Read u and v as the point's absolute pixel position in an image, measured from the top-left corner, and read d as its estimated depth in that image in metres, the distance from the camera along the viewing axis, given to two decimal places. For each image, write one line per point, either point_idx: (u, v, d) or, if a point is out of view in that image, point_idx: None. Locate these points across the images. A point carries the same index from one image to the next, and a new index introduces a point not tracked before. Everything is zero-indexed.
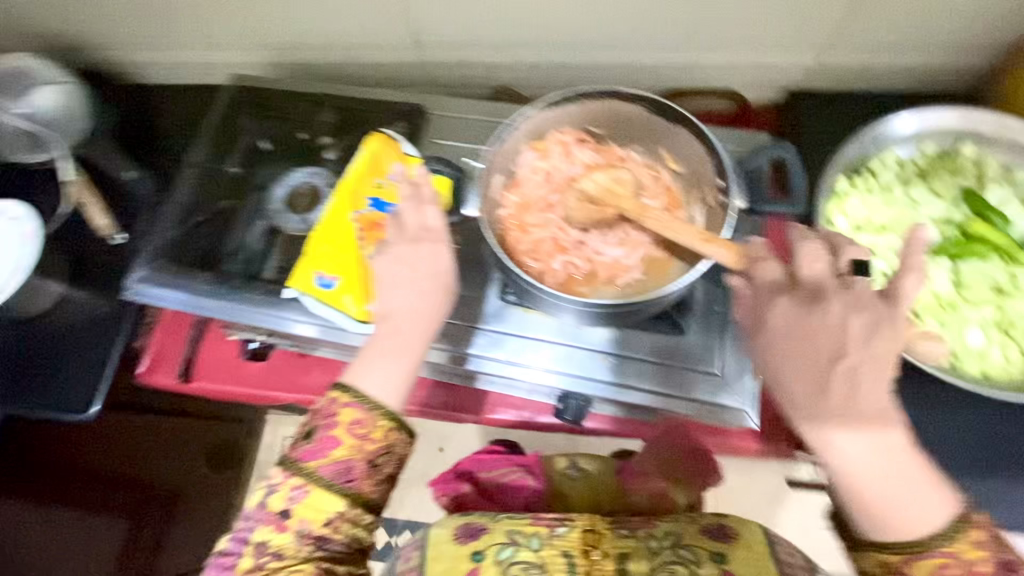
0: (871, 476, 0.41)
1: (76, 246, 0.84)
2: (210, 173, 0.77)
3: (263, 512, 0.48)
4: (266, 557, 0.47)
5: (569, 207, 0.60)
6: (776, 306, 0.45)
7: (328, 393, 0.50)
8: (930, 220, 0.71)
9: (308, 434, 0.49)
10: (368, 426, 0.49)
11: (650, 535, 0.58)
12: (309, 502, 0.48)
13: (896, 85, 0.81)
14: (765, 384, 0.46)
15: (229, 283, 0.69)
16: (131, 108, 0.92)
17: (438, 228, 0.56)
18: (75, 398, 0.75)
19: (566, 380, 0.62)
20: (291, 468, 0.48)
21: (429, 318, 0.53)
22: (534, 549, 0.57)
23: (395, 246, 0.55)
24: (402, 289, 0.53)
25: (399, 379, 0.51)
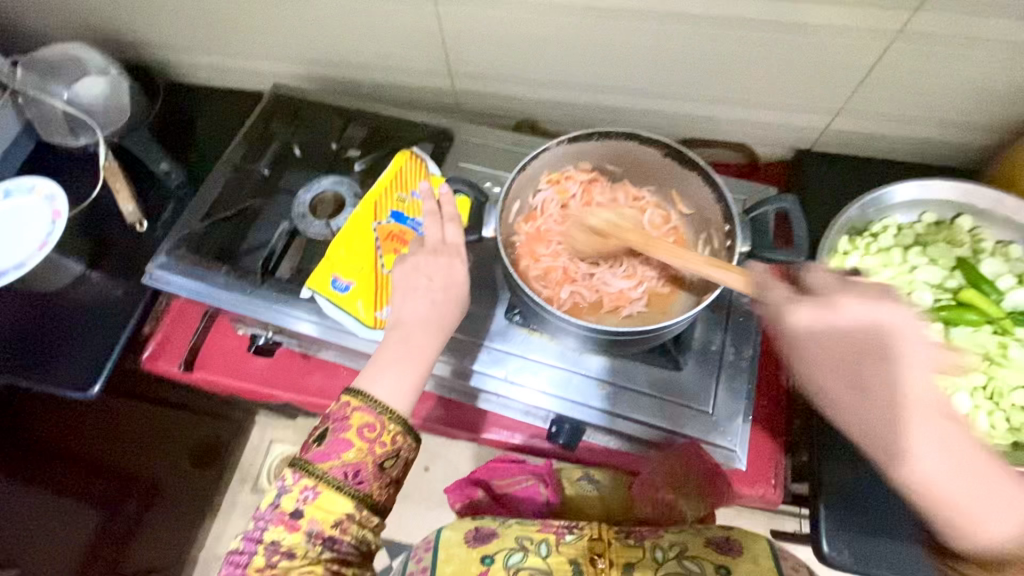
0: (951, 481, 0.39)
1: (100, 229, 0.86)
2: (241, 172, 0.81)
3: (275, 512, 0.49)
4: (276, 556, 0.48)
5: (553, 214, 0.64)
6: (798, 313, 0.46)
7: (339, 397, 0.52)
8: (926, 284, 0.74)
9: (321, 437, 0.51)
10: (378, 430, 0.51)
11: (657, 546, 0.60)
12: (320, 503, 0.49)
13: (901, 154, 0.85)
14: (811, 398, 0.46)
15: (245, 277, 0.71)
16: (173, 107, 0.97)
17: (455, 244, 0.58)
18: (77, 376, 0.76)
19: (562, 404, 0.63)
20: (302, 470, 0.49)
21: (439, 328, 0.55)
22: (542, 556, 0.61)
23: (414, 256, 0.58)
24: (417, 298, 0.55)
25: (408, 385, 0.52)
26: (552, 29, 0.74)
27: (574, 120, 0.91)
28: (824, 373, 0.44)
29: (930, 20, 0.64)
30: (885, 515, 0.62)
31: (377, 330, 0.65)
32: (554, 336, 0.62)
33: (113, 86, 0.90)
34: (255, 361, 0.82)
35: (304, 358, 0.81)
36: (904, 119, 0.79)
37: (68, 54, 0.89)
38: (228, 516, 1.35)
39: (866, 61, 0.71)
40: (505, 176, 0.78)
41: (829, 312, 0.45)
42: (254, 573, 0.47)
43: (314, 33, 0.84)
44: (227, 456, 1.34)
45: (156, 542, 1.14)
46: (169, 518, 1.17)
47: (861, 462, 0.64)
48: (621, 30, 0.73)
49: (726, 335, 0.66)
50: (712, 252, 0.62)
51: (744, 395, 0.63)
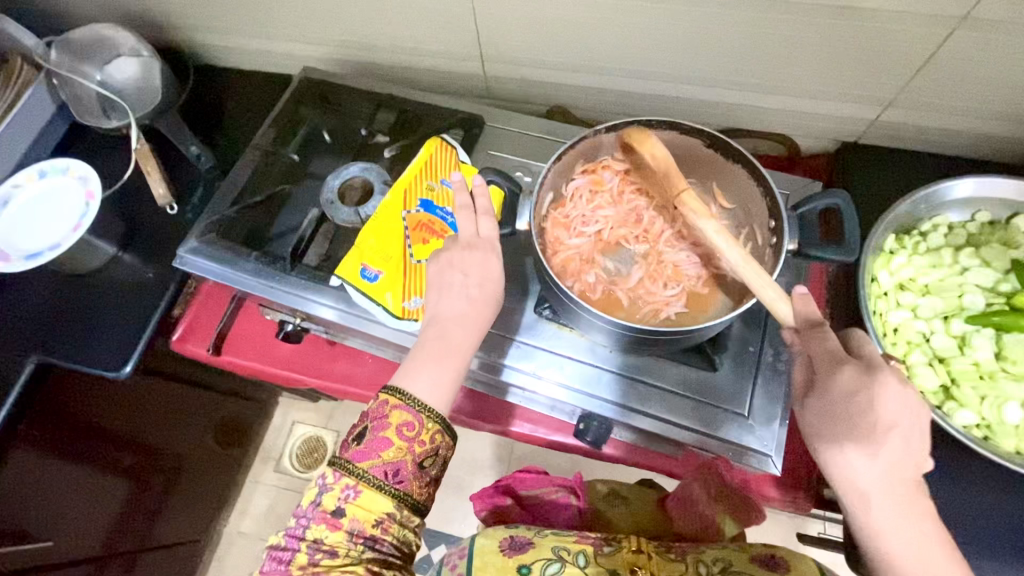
0: (907, 551, 0.43)
1: (134, 211, 0.87)
2: (270, 156, 0.80)
3: (315, 510, 0.48)
4: (319, 554, 0.46)
5: (586, 206, 0.62)
6: (841, 374, 0.46)
7: (377, 395, 0.51)
8: (977, 287, 0.70)
9: (360, 435, 0.50)
10: (417, 429, 0.49)
11: (700, 562, 0.58)
12: (362, 502, 0.48)
13: (955, 147, 0.81)
14: (807, 432, 0.48)
15: (274, 265, 0.71)
16: (204, 91, 0.98)
17: (489, 238, 0.57)
18: (111, 357, 0.77)
19: (592, 402, 0.62)
20: (342, 468, 0.48)
21: (474, 325, 0.54)
22: (581, 566, 0.58)
23: (448, 251, 0.56)
24: (451, 293, 0.54)
25: (444, 383, 0.51)
26: (588, 13, 0.72)
27: (607, 107, 0.88)
28: (822, 408, 0.46)
29: (999, 6, 0.59)
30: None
31: (406, 322, 0.64)
32: (586, 333, 0.60)
33: (145, 68, 0.90)
34: (281, 346, 0.82)
35: (330, 345, 0.82)
36: (960, 111, 0.74)
37: (101, 34, 0.89)
38: (252, 493, 1.39)
39: (924, 50, 0.67)
40: (536, 166, 0.76)
41: (878, 381, 0.45)
42: (297, 571, 0.46)
43: (344, 16, 0.82)
44: (251, 436, 1.37)
45: (179, 518, 1.18)
46: (193, 494, 1.20)
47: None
48: (660, 14, 0.70)
49: (763, 336, 0.64)
50: (753, 249, 0.59)
51: (782, 398, 0.61)
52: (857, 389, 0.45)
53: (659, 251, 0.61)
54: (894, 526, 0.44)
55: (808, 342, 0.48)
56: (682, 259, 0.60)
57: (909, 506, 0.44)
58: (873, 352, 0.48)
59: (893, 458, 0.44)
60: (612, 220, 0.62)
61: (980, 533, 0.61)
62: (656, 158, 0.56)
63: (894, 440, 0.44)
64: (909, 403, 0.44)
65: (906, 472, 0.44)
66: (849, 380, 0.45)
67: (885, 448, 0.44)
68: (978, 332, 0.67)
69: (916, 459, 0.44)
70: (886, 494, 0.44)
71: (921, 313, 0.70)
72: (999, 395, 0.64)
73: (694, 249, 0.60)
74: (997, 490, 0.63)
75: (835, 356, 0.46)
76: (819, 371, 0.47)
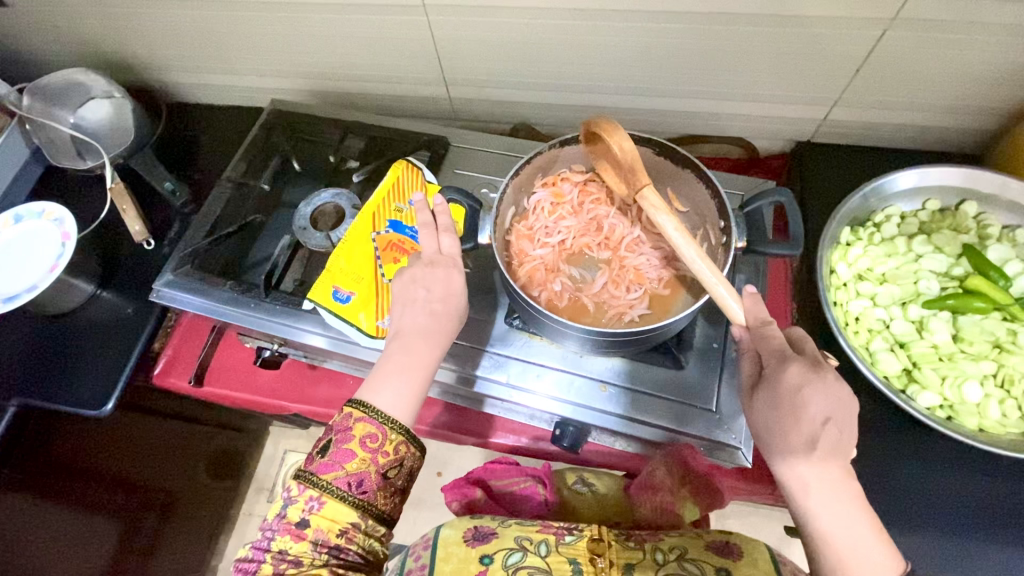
0: (846, 542, 0.45)
1: (112, 250, 0.89)
2: (242, 187, 0.81)
3: (280, 522, 0.49)
4: (283, 564, 0.47)
5: (547, 218, 0.64)
6: (789, 369, 0.48)
7: (342, 409, 0.52)
8: (931, 273, 0.73)
9: (325, 447, 0.51)
10: (380, 440, 0.51)
11: (658, 549, 0.56)
12: (326, 512, 0.48)
13: (904, 140, 0.85)
14: (755, 427, 0.51)
15: (247, 294, 0.72)
16: (179, 128, 1.00)
17: (450, 255, 0.59)
18: (93, 394, 0.78)
19: (566, 407, 0.63)
20: (306, 480, 0.49)
21: (437, 338, 0.56)
22: (542, 555, 0.56)
23: (412, 268, 0.58)
24: (414, 310, 0.56)
25: (408, 394, 0.53)
26: (542, 33, 0.75)
27: (570, 121, 0.91)
28: (769, 403, 0.49)
29: (923, 6, 0.63)
30: (884, 499, 0.64)
31: (380, 339, 0.65)
32: (553, 340, 0.61)
33: (118, 109, 0.92)
34: (262, 374, 0.83)
35: (311, 369, 0.83)
36: (902, 106, 0.78)
37: (72, 78, 0.91)
38: (246, 527, 1.36)
39: (861, 51, 0.71)
40: (500, 181, 0.78)
41: (818, 377, 0.48)
42: None
43: (311, 49, 0.85)
44: (242, 467, 1.37)
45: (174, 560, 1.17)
46: (186, 531, 1.19)
47: (857, 451, 0.66)
48: (611, 30, 0.73)
49: (728, 333, 0.65)
50: (709, 249, 0.61)
51: None
52: (801, 385, 0.48)
53: (621, 257, 0.63)
54: (830, 514, 0.46)
55: (758, 339, 0.51)
56: (643, 263, 0.62)
57: (845, 496, 0.46)
58: (814, 351, 0.51)
59: (828, 450, 0.47)
60: (575, 230, 0.64)
61: (941, 503, 0.63)
62: (624, 150, 0.52)
63: (833, 435, 0.47)
64: (844, 399, 0.47)
65: (840, 463, 0.47)
66: (795, 375, 0.48)
67: (824, 442, 0.47)
68: (934, 316, 0.70)
69: (848, 453, 0.47)
70: (823, 484, 0.46)
71: (881, 302, 0.73)
72: (959, 374, 0.66)
73: (655, 252, 0.62)
74: (953, 461, 0.65)
75: (781, 354, 0.49)
76: (770, 368, 0.49)
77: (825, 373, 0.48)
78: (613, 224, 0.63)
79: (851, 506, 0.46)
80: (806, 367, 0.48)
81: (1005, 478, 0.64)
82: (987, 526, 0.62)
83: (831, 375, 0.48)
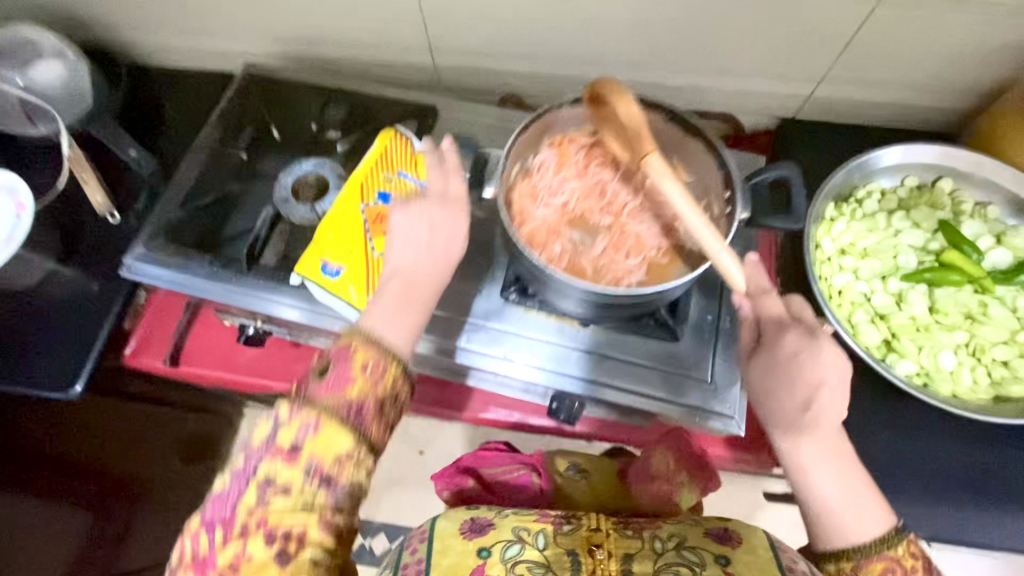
0: (838, 501, 0.47)
1: (73, 224, 0.84)
2: (216, 155, 0.77)
3: (270, 446, 0.46)
4: (271, 492, 0.45)
5: (551, 178, 0.61)
6: (787, 336, 0.50)
7: (341, 337, 0.50)
8: (909, 247, 0.75)
9: (322, 370, 0.48)
10: (381, 368, 0.48)
11: (656, 537, 0.53)
12: (320, 438, 0.46)
13: (887, 120, 0.86)
14: (751, 394, 0.52)
15: (229, 269, 0.68)
16: (140, 93, 0.93)
17: (455, 191, 0.56)
18: (59, 376, 0.74)
19: (562, 380, 0.64)
20: (302, 402, 0.46)
21: (437, 274, 0.55)
22: (540, 548, 0.52)
23: (418, 202, 0.56)
24: (415, 249, 0.54)
25: (405, 328, 0.52)
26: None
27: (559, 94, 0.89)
28: (764, 368, 0.50)
29: None
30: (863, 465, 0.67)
31: None
32: (553, 305, 0.61)
33: (71, 71, 0.84)
34: (243, 352, 0.81)
35: (294, 347, 0.80)
36: (886, 84, 0.80)
37: (23, 35, 0.84)
38: None
39: (852, 25, 0.71)
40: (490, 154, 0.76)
41: (813, 342, 0.49)
42: (247, 510, 0.44)
43: (287, 9, 0.80)
44: None
45: None
46: None
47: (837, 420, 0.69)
48: None
49: (724, 305, 0.65)
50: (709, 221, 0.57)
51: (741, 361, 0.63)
52: (797, 350, 0.49)
53: (623, 223, 0.60)
54: (822, 474, 0.48)
55: (759, 306, 0.52)
56: (644, 231, 0.60)
57: (837, 458, 0.48)
58: (812, 319, 0.52)
59: (821, 412, 0.48)
60: (577, 193, 0.61)
61: (913, 468, 0.67)
62: (631, 113, 0.53)
63: (826, 398, 0.48)
64: (837, 364, 0.49)
65: (832, 426, 0.49)
66: (793, 341, 0.50)
67: (818, 404, 0.48)
68: (912, 289, 0.72)
69: (840, 416, 0.49)
70: (816, 446, 0.48)
71: (863, 275, 0.75)
72: (934, 344, 0.70)
73: (655, 221, 0.60)
74: (927, 428, 0.68)
75: (780, 322, 0.51)
76: (769, 335, 0.51)
77: (820, 339, 0.50)
78: (616, 189, 0.61)
79: (843, 466, 0.48)
80: (802, 334, 0.50)
81: (973, 443, 0.68)
82: (952, 487, 0.66)
83: (826, 340, 0.50)
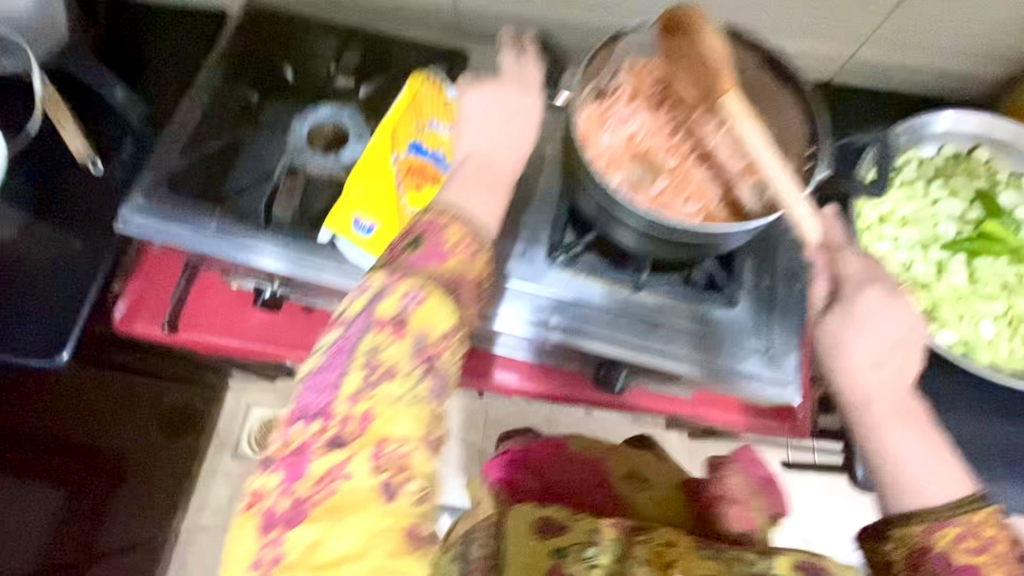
0: (913, 461, 0.45)
1: (49, 174, 0.75)
2: (218, 98, 0.68)
3: (370, 316, 0.41)
4: (373, 371, 0.40)
5: (624, 108, 0.59)
6: (869, 292, 0.48)
7: (424, 214, 0.46)
8: (948, 217, 0.75)
9: (413, 242, 0.44)
10: (476, 246, 0.45)
11: (737, 560, 0.50)
12: (426, 309, 0.42)
13: (924, 86, 0.84)
14: (818, 351, 0.49)
15: (243, 225, 0.61)
16: (119, 28, 0.82)
17: (532, 73, 0.53)
18: (40, 342, 0.66)
19: (616, 348, 0.59)
20: (401, 272, 0.42)
21: (512, 160, 0.50)
22: (615, 556, 0.49)
23: (489, 87, 0.52)
24: (491, 135, 0.50)
25: (487, 209, 0.47)
26: None
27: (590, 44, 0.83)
28: (837, 324, 0.48)
29: None
30: None
31: None
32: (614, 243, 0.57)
33: None
34: (251, 318, 0.75)
35: (307, 313, 0.75)
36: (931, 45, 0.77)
37: None
38: (210, 483, 1.32)
39: None
40: None
41: (892, 301, 0.48)
42: (348, 396, 0.40)
43: None
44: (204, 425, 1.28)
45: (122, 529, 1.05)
46: (136, 497, 1.07)
47: None
48: None
49: (777, 273, 0.63)
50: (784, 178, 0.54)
51: (800, 328, 0.61)
52: (876, 306, 0.48)
53: (687, 167, 0.59)
54: (897, 434, 0.45)
55: (836, 263, 0.51)
56: (706, 178, 0.58)
57: (913, 420, 0.46)
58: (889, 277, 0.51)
59: (894, 369, 0.47)
60: (648, 127, 0.59)
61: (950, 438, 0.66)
62: (712, 48, 0.48)
63: (900, 357, 0.47)
64: (913, 325, 0.47)
65: (906, 386, 0.47)
66: (874, 297, 0.48)
67: (893, 361, 0.47)
68: (952, 258, 0.72)
69: (913, 379, 0.47)
70: (889, 404, 0.46)
71: (902, 243, 0.74)
72: (974, 313, 0.70)
73: (719, 170, 0.58)
74: (964, 399, 0.68)
75: (859, 280, 0.49)
76: (849, 291, 0.49)
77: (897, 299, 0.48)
78: (686, 130, 0.59)
79: (918, 428, 0.46)
80: (883, 293, 0.48)
81: (1007, 413, 0.67)
82: (987, 457, 0.66)
83: (904, 300, 0.48)
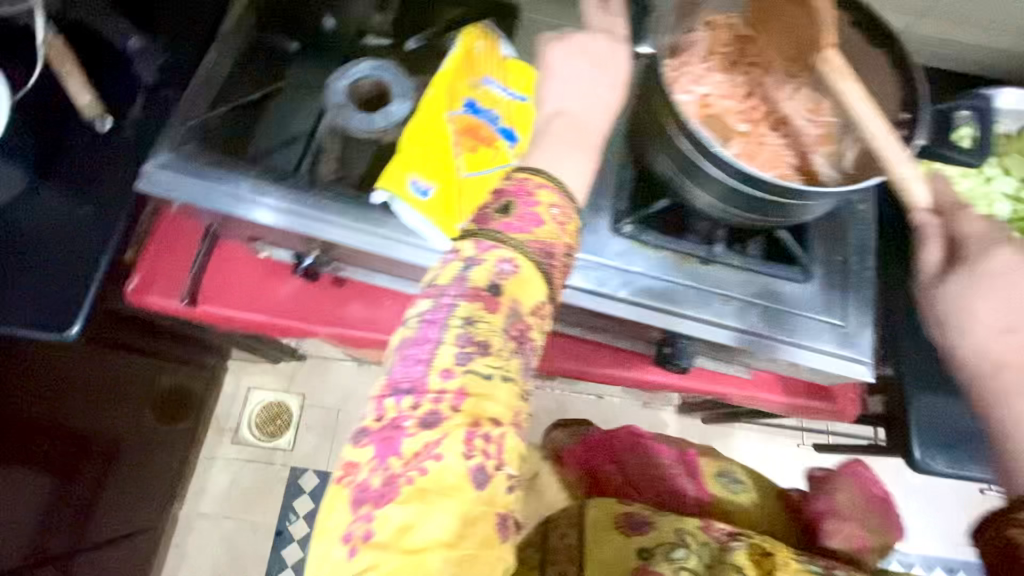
0: None
1: (48, 129, 0.67)
2: (250, 50, 0.63)
3: (465, 287, 0.40)
4: (468, 346, 0.39)
5: (698, 69, 0.56)
6: (1001, 251, 0.49)
7: (512, 175, 0.44)
8: (1003, 196, 0.73)
9: (504, 207, 0.42)
10: (569, 214, 0.43)
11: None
12: (520, 280, 0.41)
13: (976, 65, 0.81)
14: (940, 315, 0.50)
15: (285, 185, 0.56)
16: None
17: (621, 24, 0.50)
18: (48, 315, 0.60)
19: (687, 321, 0.56)
20: (492, 239, 0.41)
21: (599, 119, 0.48)
22: (704, 560, 0.58)
23: (575, 36, 0.48)
24: (579, 91, 0.47)
25: (581, 168, 0.45)
26: None
27: None
28: (967, 286, 0.49)
29: None
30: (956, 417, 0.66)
31: None
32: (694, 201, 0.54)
33: None
34: (280, 291, 0.70)
35: (339, 287, 0.71)
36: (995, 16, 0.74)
37: None
38: (208, 471, 1.26)
39: None
40: None
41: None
42: (439, 373, 0.38)
43: None
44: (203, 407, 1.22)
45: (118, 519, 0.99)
46: (134, 484, 1.01)
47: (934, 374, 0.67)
48: None
49: (848, 248, 0.61)
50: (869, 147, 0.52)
51: (872, 304, 0.59)
52: (1009, 268, 0.48)
53: (760, 133, 0.56)
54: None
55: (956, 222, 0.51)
56: (779, 145, 0.56)
57: None
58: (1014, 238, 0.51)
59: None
60: (720, 89, 0.57)
61: None
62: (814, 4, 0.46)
63: None
64: None
65: None
66: (1006, 259, 0.48)
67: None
68: None
69: None
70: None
71: None
72: None
73: (793, 137, 0.56)
74: None
75: (991, 237, 0.49)
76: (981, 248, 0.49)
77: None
78: (760, 95, 0.57)
79: None
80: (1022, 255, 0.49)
81: None
82: None
83: None
